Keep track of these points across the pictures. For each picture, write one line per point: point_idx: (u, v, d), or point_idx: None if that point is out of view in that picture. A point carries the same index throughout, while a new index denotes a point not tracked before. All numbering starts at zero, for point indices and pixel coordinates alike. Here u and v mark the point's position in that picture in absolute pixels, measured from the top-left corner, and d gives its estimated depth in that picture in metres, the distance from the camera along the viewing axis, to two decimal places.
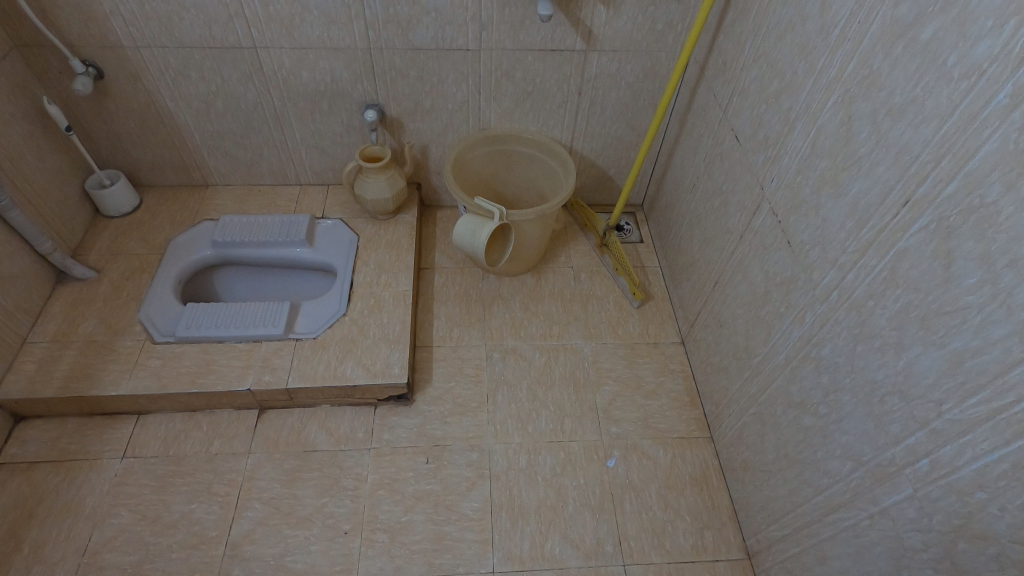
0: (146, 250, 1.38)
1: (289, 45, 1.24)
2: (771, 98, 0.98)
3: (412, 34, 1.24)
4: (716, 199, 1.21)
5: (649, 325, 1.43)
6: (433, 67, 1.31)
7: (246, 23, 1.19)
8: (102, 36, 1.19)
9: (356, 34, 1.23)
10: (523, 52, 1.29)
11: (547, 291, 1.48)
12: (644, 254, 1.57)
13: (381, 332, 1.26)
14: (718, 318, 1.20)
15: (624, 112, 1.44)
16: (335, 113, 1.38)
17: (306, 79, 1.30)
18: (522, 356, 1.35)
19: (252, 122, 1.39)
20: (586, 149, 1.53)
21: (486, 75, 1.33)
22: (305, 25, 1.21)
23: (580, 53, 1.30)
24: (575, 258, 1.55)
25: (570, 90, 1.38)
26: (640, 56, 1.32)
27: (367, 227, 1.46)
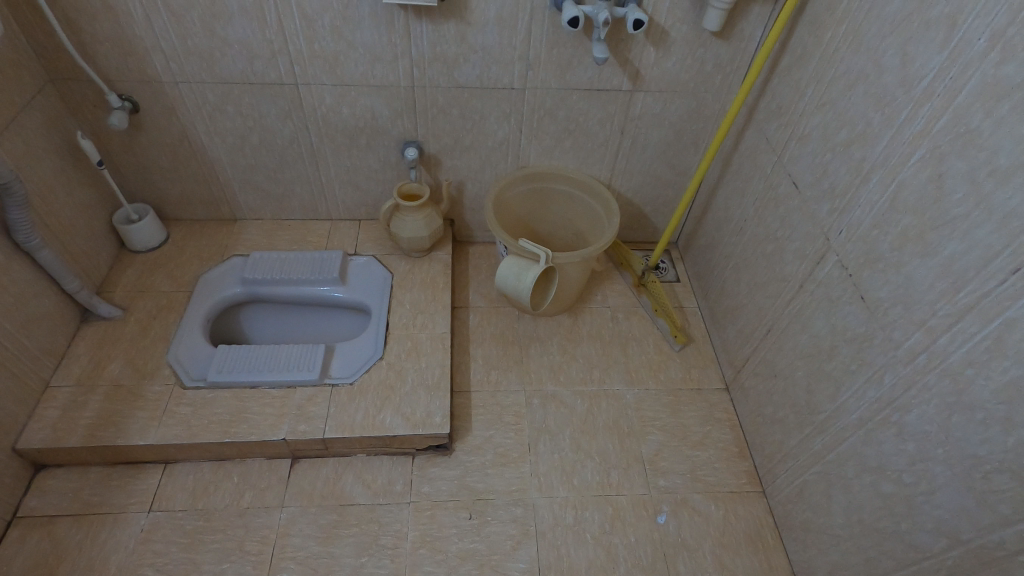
0: (173, 288, 1.33)
1: (331, 82, 1.21)
2: (838, 147, 0.95)
3: (457, 72, 1.21)
4: (768, 245, 1.17)
5: (692, 370, 1.38)
6: (475, 105, 1.28)
7: (289, 60, 1.17)
8: (141, 70, 1.16)
9: (400, 71, 1.20)
10: (567, 91, 1.27)
11: (585, 332, 1.43)
12: (682, 294, 1.53)
13: (419, 377, 1.21)
14: (771, 368, 1.16)
15: (666, 151, 1.41)
16: (373, 149, 1.35)
17: (345, 115, 1.28)
18: (563, 402, 1.30)
19: (287, 157, 1.36)
20: (623, 187, 1.51)
21: (529, 113, 1.31)
22: (349, 62, 1.18)
23: (626, 92, 1.28)
24: (612, 297, 1.51)
25: (612, 129, 1.35)
26: (685, 97, 1.30)
27: (401, 265, 1.42)
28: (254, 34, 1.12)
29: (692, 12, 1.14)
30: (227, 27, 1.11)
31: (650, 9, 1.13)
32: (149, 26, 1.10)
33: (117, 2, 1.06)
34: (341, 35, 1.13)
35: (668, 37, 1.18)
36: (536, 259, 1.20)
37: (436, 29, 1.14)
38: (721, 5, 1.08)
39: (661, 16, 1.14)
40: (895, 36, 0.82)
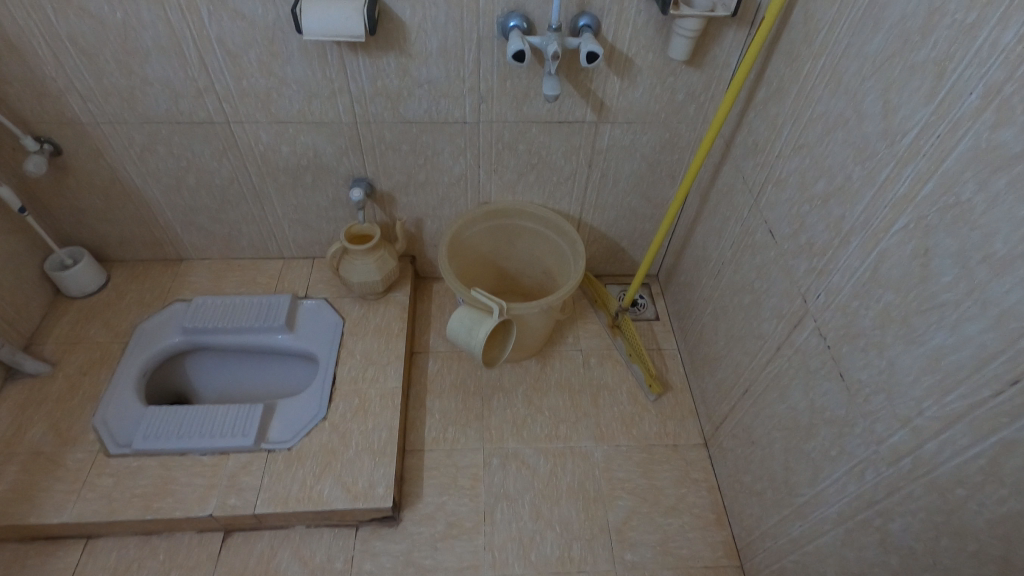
0: (109, 339, 1.24)
1: (266, 120, 1.11)
2: (816, 198, 0.84)
3: (403, 107, 1.11)
4: (745, 295, 1.06)
5: (668, 422, 1.27)
6: (427, 140, 1.18)
7: (218, 98, 1.07)
8: (58, 112, 1.07)
9: (339, 107, 1.10)
10: (526, 124, 1.16)
11: (553, 380, 1.33)
12: (660, 334, 1.42)
13: (364, 441, 1.11)
14: (750, 433, 1.05)
15: (639, 184, 1.30)
16: (320, 187, 1.25)
17: (286, 153, 1.18)
18: (525, 463, 1.19)
19: (229, 197, 1.26)
20: (596, 221, 1.40)
21: (486, 148, 1.20)
22: (284, 99, 1.08)
23: (590, 124, 1.17)
24: (584, 339, 1.40)
25: (578, 162, 1.24)
26: (657, 128, 1.18)
27: (354, 309, 1.33)
28: (175, 72, 1.03)
29: (658, 39, 1.02)
30: (145, 66, 1.01)
31: (610, 37, 1.02)
32: (60, 67, 1.01)
33: (22, 42, 0.97)
34: (270, 71, 1.03)
35: (633, 66, 1.07)
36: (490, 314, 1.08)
37: (375, 63, 1.03)
38: (687, 32, 0.96)
39: (623, 44, 1.03)
40: (876, 79, 0.71)
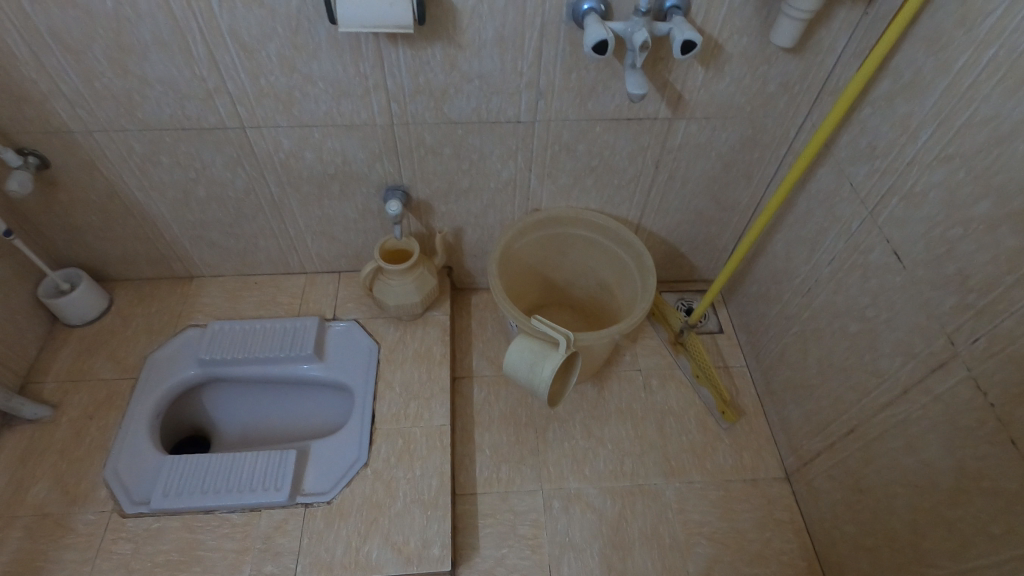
0: (115, 374, 1.10)
1: (287, 124, 0.95)
2: (975, 222, 0.69)
3: (448, 106, 0.94)
4: (852, 322, 0.92)
5: (744, 453, 1.14)
6: (472, 142, 1.01)
7: (230, 99, 0.91)
8: (42, 120, 0.91)
9: (374, 108, 0.94)
10: (589, 122, 0.99)
11: (613, 406, 1.19)
12: (726, 350, 1.28)
13: (412, 491, 0.98)
14: (856, 478, 0.92)
15: (710, 186, 1.14)
16: (348, 197, 1.10)
17: (310, 160, 1.02)
18: (589, 505, 1.07)
19: (244, 210, 1.10)
20: (656, 226, 1.24)
21: (540, 150, 1.04)
22: (308, 100, 0.92)
23: (663, 121, 1.00)
24: (643, 357, 1.26)
25: (644, 163, 1.08)
26: (738, 123, 1.02)
27: (389, 331, 1.18)
28: (179, 70, 0.86)
29: (755, 21, 0.86)
30: (142, 64, 0.85)
31: (700, 19, 0.85)
32: (40, 67, 0.84)
33: None
34: (293, 67, 0.86)
35: (722, 54, 0.90)
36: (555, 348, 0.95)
37: (418, 55, 0.86)
38: (800, 14, 0.79)
39: (714, 28, 0.86)
40: None
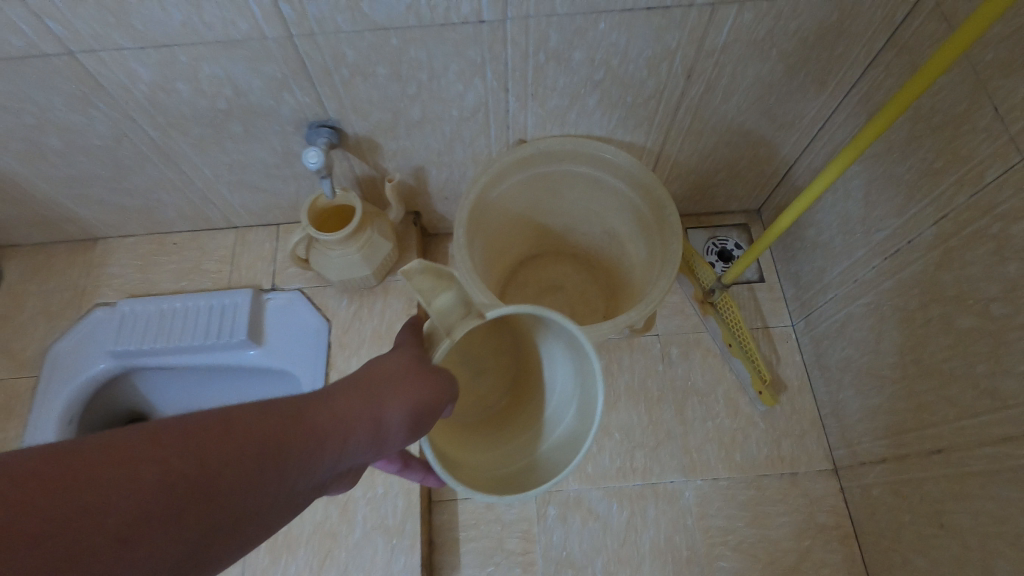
0: (10, 373, 0.91)
1: (133, 43, 0.64)
2: None
3: (367, 2, 0.61)
4: (964, 315, 0.64)
5: (783, 442, 0.93)
6: (416, 56, 0.69)
7: (30, 11, 0.59)
8: None
9: (257, 13, 0.61)
10: (588, 16, 0.65)
11: (622, 385, 0.97)
12: (767, 306, 1.02)
13: (373, 515, 0.81)
14: (936, 510, 0.71)
15: (763, 98, 0.80)
16: (259, 138, 0.80)
17: (188, 93, 0.71)
18: (592, 512, 0.89)
19: (125, 162, 0.82)
20: (684, 153, 0.92)
21: (518, 60, 0.71)
22: (148, 4, 0.59)
23: (701, 9, 0.65)
24: (662, 320, 1.01)
25: (671, 72, 0.75)
26: (820, 4, 0.66)
27: (340, 305, 0.94)
28: None
29: None
30: None
31: None
32: None
33: None
34: None
35: None
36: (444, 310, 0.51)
37: None
38: None
39: None
40: None
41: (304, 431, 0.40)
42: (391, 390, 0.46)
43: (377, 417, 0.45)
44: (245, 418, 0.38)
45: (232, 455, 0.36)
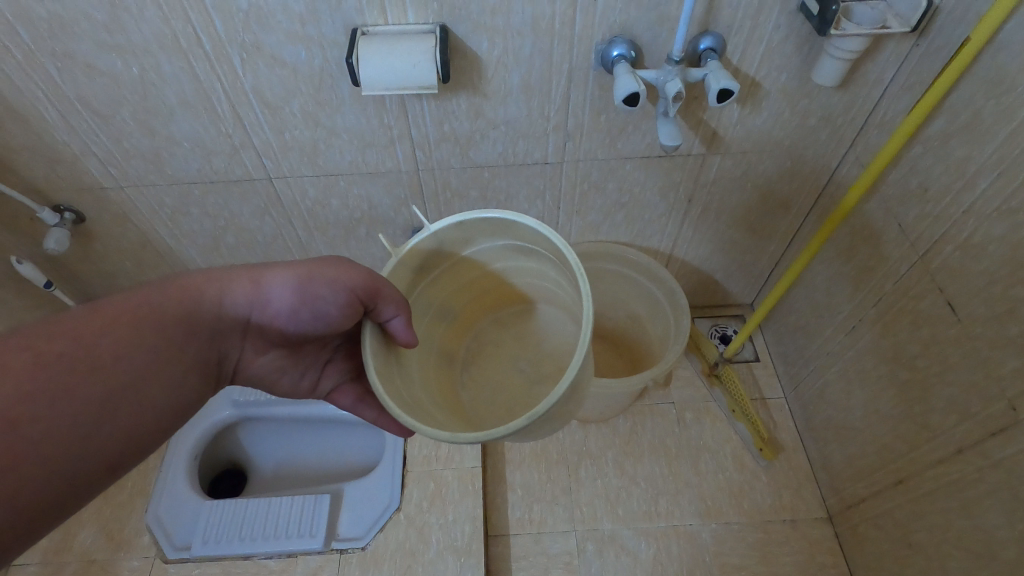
0: None
1: (313, 173, 0.95)
2: None
3: (473, 151, 0.93)
4: (901, 370, 0.87)
5: (783, 492, 1.11)
6: (499, 184, 0.99)
7: (256, 153, 0.90)
8: (73, 178, 0.92)
9: (400, 157, 0.93)
10: (619, 161, 0.96)
11: (645, 442, 1.17)
12: (763, 380, 1.24)
13: (445, 537, 0.98)
14: (905, 533, 0.88)
15: (745, 217, 1.10)
16: (375, 238, 1.09)
17: (336, 206, 1.01)
18: (624, 548, 1.05)
19: (273, 254, 1.11)
20: (689, 256, 1.21)
21: (568, 188, 1.01)
22: (333, 150, 0.91)
23: (696, 158, 0.96)
24: (676, 389, 1.23)
25: (677, 197, 1.05)
26: (778, 156, 0.97)
27: None
28: (206, 128, 0.86)
29: (796, 58, 0.81)
30: (170, 124, 0.85)
31: (735, 59, 0.81)
32: (71, 130, 0.85)
33: (25, 107, 0.81)
34: (317, 121, 0.86)
35: (759, 90, 0.85)
36: (460, 247, 0.66)
37: (442, 105, 0.84)
38: (846, 54, 0.75)
39: (751, 67, 0.82)
40: None
41: (181, 316, 0.59)
42: (265, 279, 0.63)
43: (228, 304, 0.62)
44: (142, 312, 0.56)
45: (139, 337, 0.55)
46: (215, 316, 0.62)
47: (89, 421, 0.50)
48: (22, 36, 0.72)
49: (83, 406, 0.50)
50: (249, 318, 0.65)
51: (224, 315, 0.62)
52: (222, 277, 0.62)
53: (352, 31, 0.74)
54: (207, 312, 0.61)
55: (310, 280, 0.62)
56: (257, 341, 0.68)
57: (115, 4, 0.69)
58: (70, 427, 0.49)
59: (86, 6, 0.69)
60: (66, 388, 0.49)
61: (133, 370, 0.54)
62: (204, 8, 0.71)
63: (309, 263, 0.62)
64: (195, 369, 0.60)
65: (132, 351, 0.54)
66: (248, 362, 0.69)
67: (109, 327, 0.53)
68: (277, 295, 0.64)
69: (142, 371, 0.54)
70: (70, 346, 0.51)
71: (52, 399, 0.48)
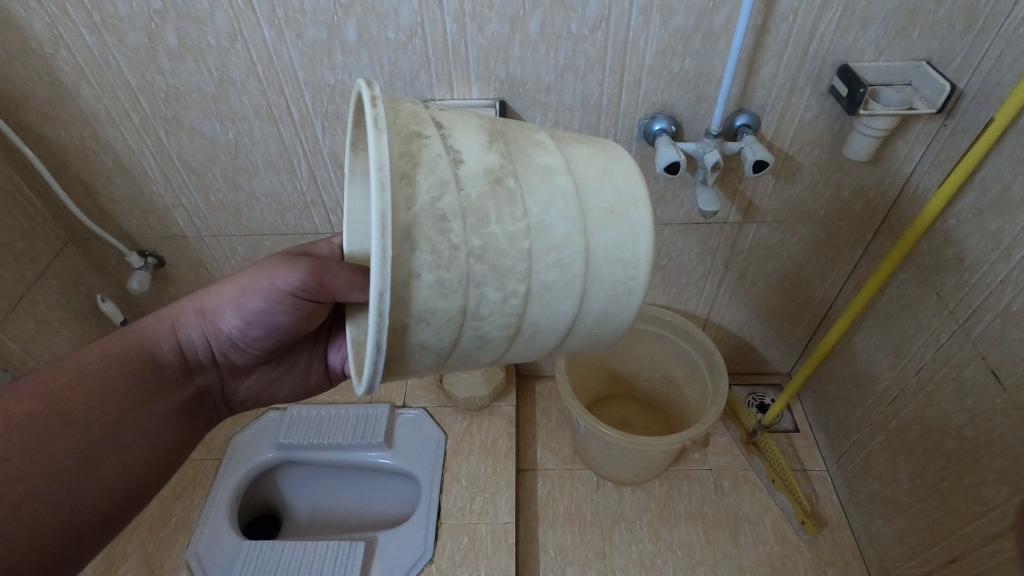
0: (202, 454, 1.20)
1: None
2: None
3: None
4: (947, 441, 0.86)
5: (829, 570, 1.06)
6: None
7: (324, 209, 1.00)
8: (162, 227, 1.03)
9: None
10: (658, 227, 1.02)
11: (682, 508, 1.15)
12: (804, 451, 1.22)
13: None
14: None
15: (782, 284, 1.12)
16: None
17: None
18: None
19: None
20: (725, 321, 1.23)
21: None
22: None
23: (733, 225, 1.01)
24: (714, 455, 1.22)
25: (714, 263, 1.09)
26: (812, 226, 1.01)
27: (456, 421, 1.20)
28: (283, 185, 0.96)
29: (828, 135, 0.87)
30: (252, 181, 0.95)
31: (770, 134, 0.87)
32: (167, 184, 0.96)
33: (133, 163, 0.93)
34: None
35: (793, 164, 0.91)
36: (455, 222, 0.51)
37: None
38: (874, 132, 0.80)
39: (784, 142, 0.88)
40: None
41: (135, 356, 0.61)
42: (211, 304, 0.65)
43: (182, 339, 0.65)
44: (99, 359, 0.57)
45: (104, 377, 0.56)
46: (171, 351, 0.64)
47: (71, 477, 0.50)
48: (142, 104, 0.84)
49: (64, 460, 0.50)
50: (204, 351, 0.66)
51: (181, 350, 0.65)
52: (169, 315, 0.65)
53: (421, 104, 0.84)
54: (167, 347, 0.64)
55: (249, 288, 0.63)
56: (231, 367, 0.70)
57: (223, 79, 0.81)
58: (55, 477, 0.49)
59: (199, 80, 0.81)
60: (42, 444, 0.50)
61: (109, 418, 0.55)
62: (298, 84, 0.82)
63: (245, 271, 0.64)
64: (172, 403, 0.63)
65: (96, 399, 0.55)
66: (235, 388, 0.71)
67: (78, 379, 0.55)
68: (226, 314, 0.65)
69: (121, 409, 0.56)
70: (37, 405, 0.51)
71: (44, 446, 0.50)
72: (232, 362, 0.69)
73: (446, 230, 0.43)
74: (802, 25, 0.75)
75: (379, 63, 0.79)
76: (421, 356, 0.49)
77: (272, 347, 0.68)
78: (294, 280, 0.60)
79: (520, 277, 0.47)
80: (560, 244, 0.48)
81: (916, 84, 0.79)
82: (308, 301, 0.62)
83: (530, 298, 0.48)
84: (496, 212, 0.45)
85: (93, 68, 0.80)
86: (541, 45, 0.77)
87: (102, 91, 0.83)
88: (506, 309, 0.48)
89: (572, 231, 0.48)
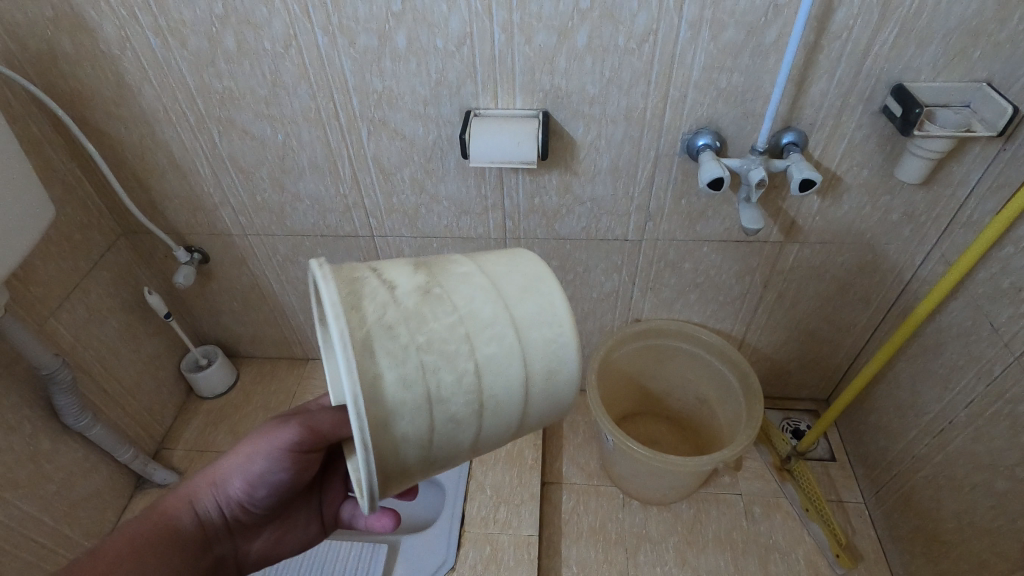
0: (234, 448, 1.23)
1: (411, 234, 1.04)
2: None
3: (559, 223, 1.00)
4: (998, 479, 0.82)
5: None
6: (579, 256, 1.05)
7: (364, 213, 1.01)
8: (208, 224, 1.06)
9: (491, 224, 1.01)
10: (697, 243, 1.00)
11: (709, 533, 1.12)
12: (840, 481, 1.18)
13: None
14: None
15: (822, 307, 1.09)
16: None
17: None
18: None
19: None
20: (761, 343, 1.20)
21: (645, 265, 1.05)
22: (431, 214, 1.00)
23: (774, 244, 0.99)
24: (745, 480, 1.19)
25: (753, 282, 1.06)
26: (857, 249, 0.98)
27: None
28: (327, 188, 0.98)
29: (878, 156, 0.85)
30: (298, 183, 0.98)
31: (817, 153, 0.86)
32: (216, 183, 0.99)
33: (186, 161, 0.96)
34: (422, 187, 0.96)
35: (840, 184, 0.89)
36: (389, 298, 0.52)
37: (535, 180, 0.93)
38: (928, 153, 0.78)
39: (832, 161, 0.86)
40: None
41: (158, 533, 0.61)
42: (220, 472, 0.65)
43: (200, 512, 0.64)
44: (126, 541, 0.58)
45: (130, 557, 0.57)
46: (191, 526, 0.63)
47: None
48: (199, 105, 0.88)
49: None
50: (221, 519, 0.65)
51: (200, 522, 0.64)
52: (185, 492, 0.65)
53: (465, 113, 0.85)
54: (186, 522, 0.63)
55: (254, 455, 0.64)
56: (245, 533, 0.68)
57: (276, 83, 0.84)
58: None
59: (253, 84, 0.84)
60: None
61: None
62: (347, 90, 0.84)
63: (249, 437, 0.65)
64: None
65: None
66: (250, 554, 0.69)
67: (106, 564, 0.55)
68: (235, 480, 0.64)
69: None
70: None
71: None
72: (247, 526, 0.67)
73: (394, 335, 0.45)
74: (855, 43, 0.73)
75: (426, 72, 0.81)
76: (404, 438, 0.46)
77: (281, 503, 0.67)
78: (290, 435, 0.62)
79: (466, 356, 0.47)
80: (491, 323, 0.49)
81: (975, 105, 0.77)
82: (309, 454, 0.64)
83: (484, 370, 0.48)
84: (430, 310, 0.47)
85: (155, 70, 0.84)
86: (587, 57, 0.78)
87: (163, 92, 0.87)
88: (465, 388, 0.47)
89: (497, 305, 0.50)
